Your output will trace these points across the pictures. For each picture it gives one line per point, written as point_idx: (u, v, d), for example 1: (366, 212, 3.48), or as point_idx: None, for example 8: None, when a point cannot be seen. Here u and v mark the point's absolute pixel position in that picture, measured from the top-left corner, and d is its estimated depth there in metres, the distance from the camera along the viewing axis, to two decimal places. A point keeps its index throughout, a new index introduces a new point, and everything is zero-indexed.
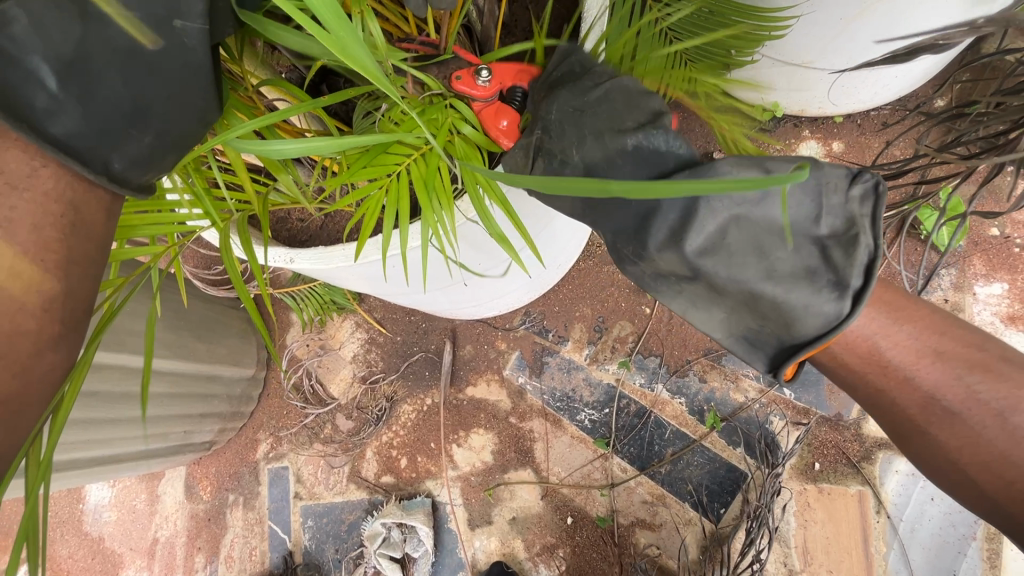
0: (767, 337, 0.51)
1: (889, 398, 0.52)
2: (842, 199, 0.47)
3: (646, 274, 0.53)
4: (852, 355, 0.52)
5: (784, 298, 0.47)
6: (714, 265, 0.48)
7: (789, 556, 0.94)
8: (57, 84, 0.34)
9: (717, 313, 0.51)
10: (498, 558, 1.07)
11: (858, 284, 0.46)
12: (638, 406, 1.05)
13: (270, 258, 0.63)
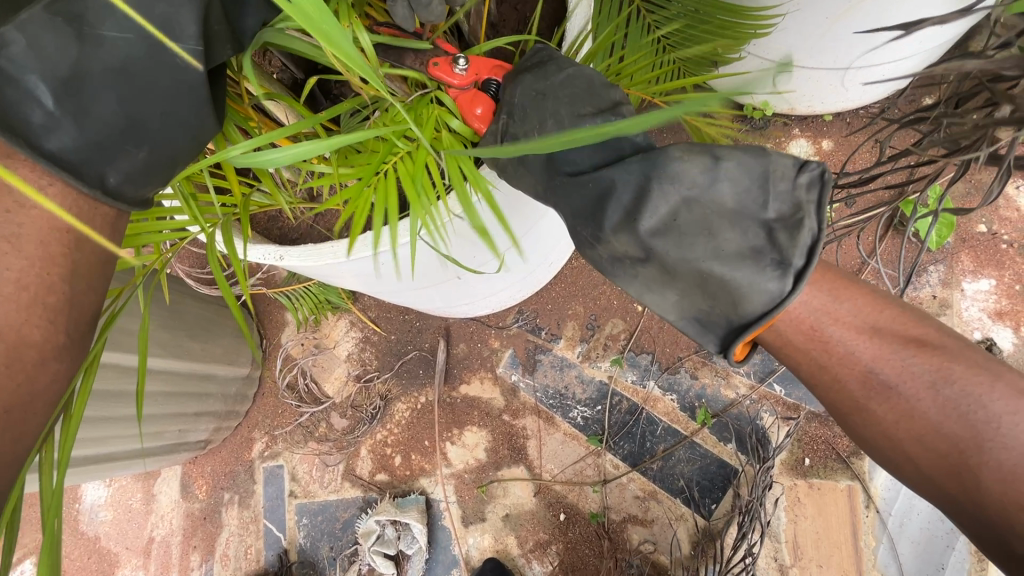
0: (717, 319, 0.51)
1: (832, 372, 0.54)
2: (790, 185, 0.49)
3: (603, 258, 0.54)
4: (797, 334, 0.54)
5: (729, 276, 0.48)
6: (663, 247, 0.50)
7: (779, 551, 0.95)
8: (52, 100, 0.37)
9: (671, 295, 0.52)
10: (492, 554, 1.08)
11: (798, 265, 0.47)
12: (631, 403, 1.06)
13: (259, 257, 0.63)
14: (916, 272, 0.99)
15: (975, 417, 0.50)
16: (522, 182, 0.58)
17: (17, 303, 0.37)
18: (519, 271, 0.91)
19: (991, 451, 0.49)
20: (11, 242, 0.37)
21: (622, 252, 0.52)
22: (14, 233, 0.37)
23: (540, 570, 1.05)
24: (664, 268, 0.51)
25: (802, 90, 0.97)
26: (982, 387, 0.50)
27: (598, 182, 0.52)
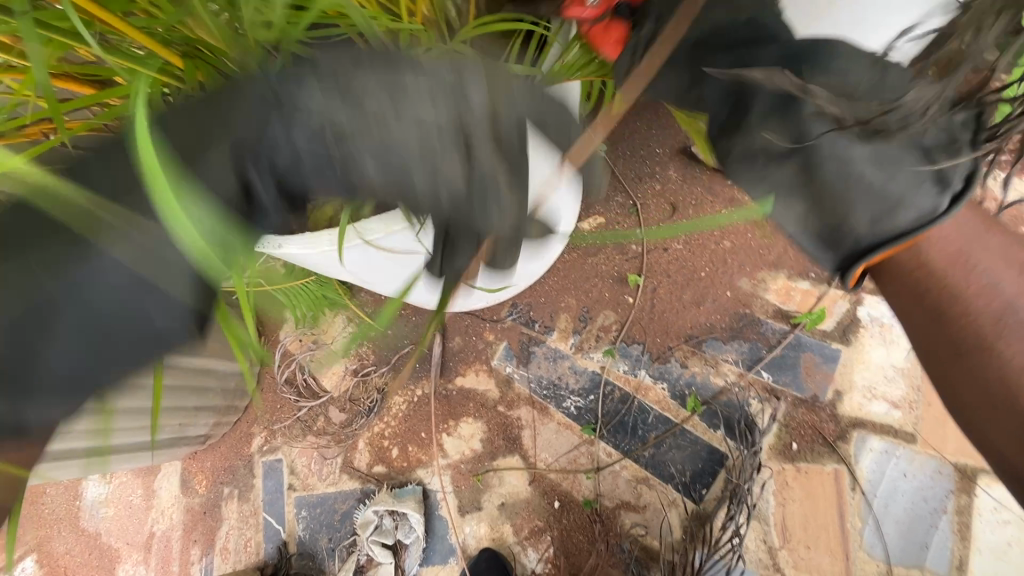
0: (845, 235, 0.56)
1: (965, 303, 0.57)
2: (949, 120, 0.52)
3: (738, 151, 0.60)
4: (940, 259, 0.57)
5: (877, 183, 0.53)
6: (848, 153, 0.54)
7: (768, 533, 0.97)
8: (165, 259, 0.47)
9: (797, 205, 0.58)
10: (488, 543, 1.10)
11: (959, 188, 0.51)
12: (623, 392, 1.08)
13: (260, 246, 0.65)
14: None
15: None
16: (670, 79, 0.66)
17: None
18: (512, 263, 0.94)
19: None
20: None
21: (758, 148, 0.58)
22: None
23: (535, 557, 1.07)
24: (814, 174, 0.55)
25: None
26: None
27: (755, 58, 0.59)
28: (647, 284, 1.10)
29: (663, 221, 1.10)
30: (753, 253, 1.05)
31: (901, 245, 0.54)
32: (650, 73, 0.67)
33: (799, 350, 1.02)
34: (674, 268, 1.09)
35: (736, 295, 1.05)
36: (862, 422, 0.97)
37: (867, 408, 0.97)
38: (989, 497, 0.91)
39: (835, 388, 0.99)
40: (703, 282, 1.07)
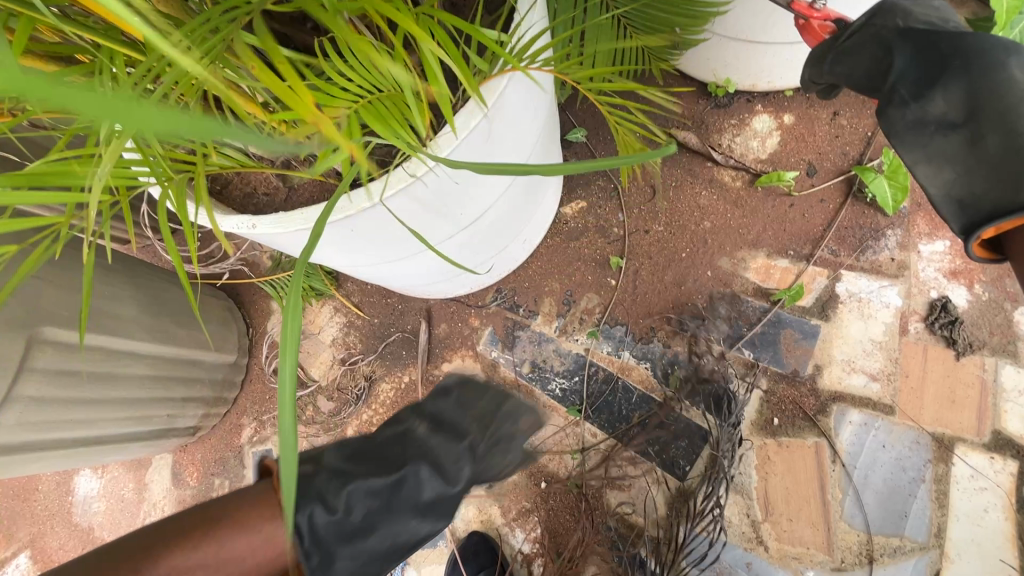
0: (985, 203, 0.57)
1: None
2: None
3: (905, 120, 0.62)
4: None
5: None
6: (1021, 128, 0.54)
7: (751, 507, 0.98)
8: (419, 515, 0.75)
9: (948, 173, 0.60)
10: (476, 526, 1.11)
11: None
12: (606, 372, 1.10)
13: (233, 226, 0.66)
14: (875, 236, 1.01)
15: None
16: (857, 59, 0.66)
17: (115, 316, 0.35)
18: (490, 242, 0.95)
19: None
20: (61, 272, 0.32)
21: (931, 118, 0.60)
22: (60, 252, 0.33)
23: (523, 537, 1.08)
24: (974, 145, 0.57)
25: (760, 66, 0.98)
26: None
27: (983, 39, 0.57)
28: (629, 265, 1.11)
29: (643, 204, 1.11)
30: (732, 233, 1.07)
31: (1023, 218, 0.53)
32: (841, 51, 0.67)
33: (779, 327, 1.03)
34: (655, 250, 1.10)
35: (716, 275, 1.07)
36: (842, 395, 0.98)
37: (846, 381, 0.99)
38: (965, 465, 0.93)
39: (815, 363, 1.00)
40: (684, 263, 1.08)
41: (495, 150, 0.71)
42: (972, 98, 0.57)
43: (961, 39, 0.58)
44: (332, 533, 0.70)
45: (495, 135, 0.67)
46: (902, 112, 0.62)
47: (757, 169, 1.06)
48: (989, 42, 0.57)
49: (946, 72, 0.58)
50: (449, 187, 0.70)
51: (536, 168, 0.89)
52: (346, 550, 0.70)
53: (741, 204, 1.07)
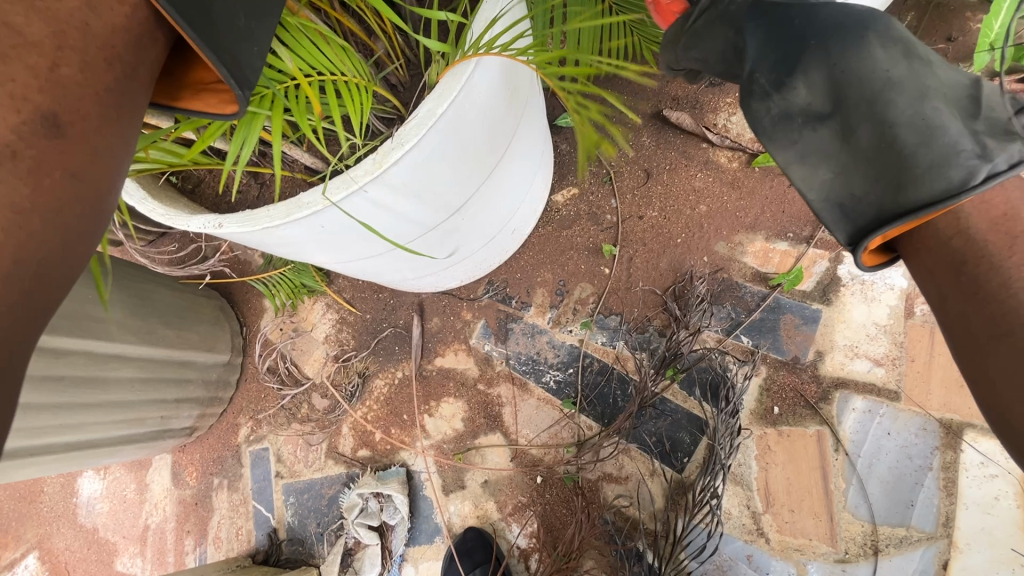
0: (866, 206, 0.60)
1: (1002, 275, 0.55)
2: (1005, 117, 0.57)
3: (772, 115, 0.64)
4: (979, 225, 0.57)
5: (912, 152, 0.57)
6: (889, 120, 0.58)
7: (752, 499, 0.95)
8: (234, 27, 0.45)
9: (823, 173, 0.63)
10: (473, 521, 1.09)
11: (999, 168, 0.54)
12: (601, 363, 1.07)
13: (198, 227, 0.64)
14: None
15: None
16: (709, 38, 0.69)
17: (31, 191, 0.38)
18: (476, 236, 0.93)
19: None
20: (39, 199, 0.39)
21: (798, 112, 0.63)
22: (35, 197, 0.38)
23: (519, 532, 1.06)
24: (847, 141, 0.61)
25: None
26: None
27: (828, 19, 0.61)
28: (623, 253, 1.08)
29: (636, 188, 1.07)
30: (729, 216, 1.03)
31: (916, 219, 0.56)
32: (694, 33, 0.70)
33: (778, 312, 0.99)
34: (649, 236, 1.07)
35: (712, 260, 1.03)
36: (844, 381, 0.95)
37: (849, 367, 0.95)
38: (975, 451, 0.89)
39: (817, 349, 0.97)
40: (679, 250, 1.05)
41: (461, 143, 0.67)
42: (836, 92, 0.61)
43: (805, 27, 0.62)
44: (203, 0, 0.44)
45: (458, 128, 0.63)
46: (770, 106, 0.64)
47: (754, 148, 1.02)
48: (846, 22, 0.60)
49: (801, 63, 0.62)
50: (412, 184, 0.66)
51: (513, 160, 0.85)
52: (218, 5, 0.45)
53: (738, 185, 1.03)
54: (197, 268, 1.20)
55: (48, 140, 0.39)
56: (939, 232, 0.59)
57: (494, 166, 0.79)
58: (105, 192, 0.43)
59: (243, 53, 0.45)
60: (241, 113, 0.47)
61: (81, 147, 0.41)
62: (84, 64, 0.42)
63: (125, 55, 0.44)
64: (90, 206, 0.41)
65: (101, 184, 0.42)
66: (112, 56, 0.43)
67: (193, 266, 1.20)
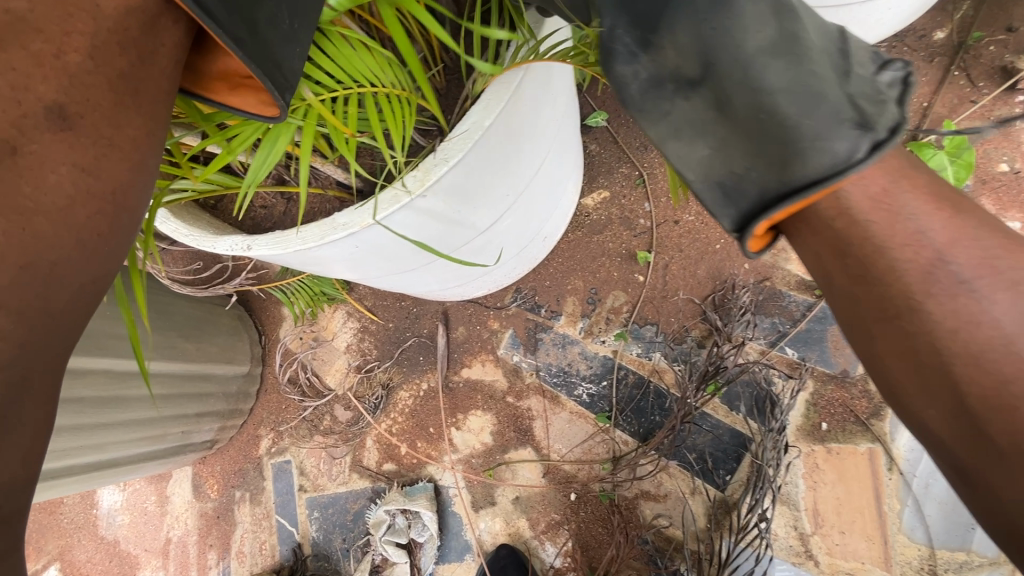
0: (748, 185, 0.46)
1: (888, 257, 0.45)
2: (875, 81, 0.46)
3: (638, 78, 0.50)
4: (862, 204, 0.45)
5: (794, 120, 0.44)
6: (763, 83, 0.45)
7: (799, 519, 0.91)
8: (273, 26, 0.41)
9: (700, 148, 0.48)
10: (504, 539, 1.06)
11: (883, 137, 0.42)
12: (637, 376, 1.03)
13: (228, 249, 0.59)
14: None
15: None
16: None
17: (29, 187, 0.37)
18: (510, 245, 0.88)
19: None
20: (34, 191, 0.37)
21: (665, 73, 0.49)
22: (35, 199, 0.37)
23: (553, 551, 1.03)
24: (723, 110, 0.47)
25: None
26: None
27: None
28: (658, 260, 1.03)
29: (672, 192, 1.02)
30: None
31: (808, 199, 0.43)
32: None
33: (826, 323, 0.94)
34: (687, 241, 1.02)
35: (755, 267, 0.98)
36: None
37: None
38: None
39: None
40: (718, 256, 1.00)
41: (505, 153, 0.62)
42: (704, 49, 0.47)
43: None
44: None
45: (504, 137, 0.59)
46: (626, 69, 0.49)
47: None
48: None
49: (661, 19, 0.48)
50: (454, 200, 0.62)
51: (551, 167, 0.80)
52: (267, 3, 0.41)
53: None
54: (221, 290, 1.10)
55: (52, 134, 0.38)
56: (822, 211, 0.46)
57: (533, 174, 0.75)
58: (120, 183, 0.41)
59: (284, 53, 0.42)
60: (281, 117, 0.44)
61: (88, 139, 0.40)
62: (94, 49, 0.40)
63: (138, 37, 0.41)
64: (104, 199, 0.41)
65: (116, 174, 0.41)
66: (124, 39, 0.41)
67: (216, 286, 1.11)
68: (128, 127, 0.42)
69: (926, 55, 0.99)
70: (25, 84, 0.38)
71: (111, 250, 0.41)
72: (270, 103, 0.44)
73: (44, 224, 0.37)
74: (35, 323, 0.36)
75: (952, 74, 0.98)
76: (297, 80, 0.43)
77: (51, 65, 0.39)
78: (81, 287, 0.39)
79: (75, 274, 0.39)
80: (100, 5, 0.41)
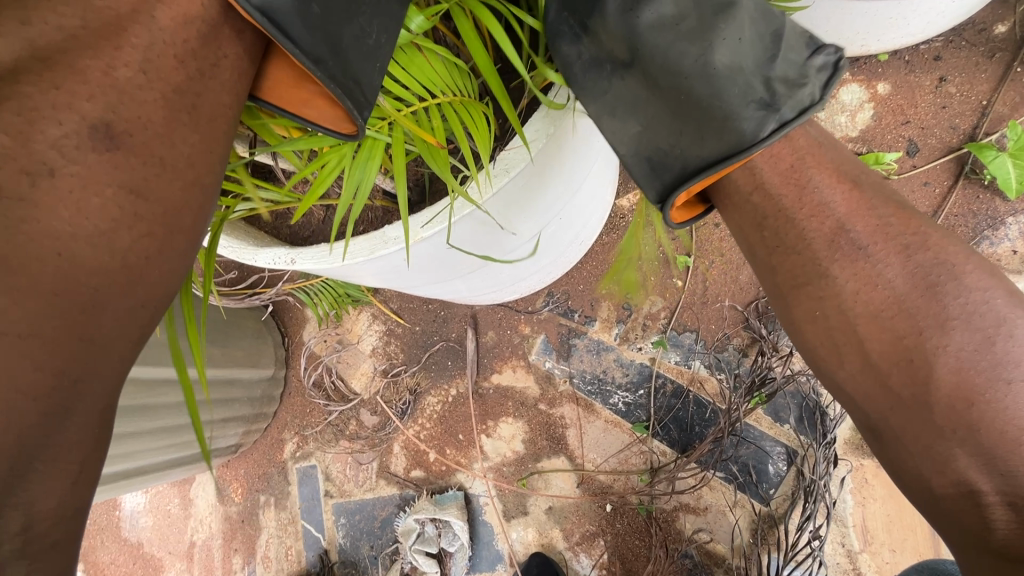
0: (672, 160, 0.52)
1: (799, 227, 0.53)
2: (802, 60, 0.50)
3: (583, 59, 0.53)
4: (773, 177, 0.53)
5: (712, 103, 0.50)
6: (685, 69, 0.51)
7: (847, 536, 0.88)
8: (352, 49, 0.44)
9: (633, 126, 0.54)
10: (537, 549, 1.03)
11: (786, 117, 0.48)
12: (675, 385, 1.00)
13: (270, 262, 0.57)
14: (993, 224, 0.92)
15: (945, 293, 0.49)
16: None
17: (74, 211, 0.36)
18: (550, 251, 0.85)
19: (955, 333, 0.48)
20: (79, 212, 0.36)
21: (604, 55, 0.53)
22: (76, 222, 0.36)
23: (589, 563, 1.01)
24: (653, 91, 0.53)
25: (856, 30, 0.87)
26: (976, 278, 0.49)
27: None
28: (698, 265, 0.99)
29: None
30: None
31: (720, 171, 0.50)
32: None
33: None
34: (728, 245, 0.97)
35: None
36: None
37: None
38: None
39: None
40: None
41: (559, 162, 0.61)
42: (633, 35, 0.52)
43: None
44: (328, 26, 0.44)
45: (559, 144, 0.57)
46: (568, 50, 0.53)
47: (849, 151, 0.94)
48: None
49: (599, 7, 0.52)
50: (505, 209, 0.59)
51: (597, 171, 0.77)
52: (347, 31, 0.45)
53: None
54: (259, 300, 1.13)
55: (98, 154, 0.38)
56: (738, 186, 0.54)
57: (580, 180, 0.72)
58: (171, 206, 0.41)
59: (363, 70, 0.45)
60: (358, 135, 0.45)
61: (138, 159, 0.39)
62: (146, 63, 0.41)
63: (198, 49, 0.43)
64: (154, 222, 0.40)
65: (168, 196, 0.41)
66: (182, 52, 0.42)
67: (252, 298, 1.14)
68: (183, 145, 0.42)
69: (985, 49, 0.94)
70: (66, 102, 0.37)
71: (158, 275, 0.40)
72: (345, 120, 0.45)
73: (85, 249, 0.36)
74: (76, 351, 0.35)
75: (1014, 70, 0.93)
76: (374, 96, 0.45)
77: (99, 81, 0.38)
78: (130, 310, 0.38)
79: (118, 301, 0.37)
80: (157, 16, 0.42)
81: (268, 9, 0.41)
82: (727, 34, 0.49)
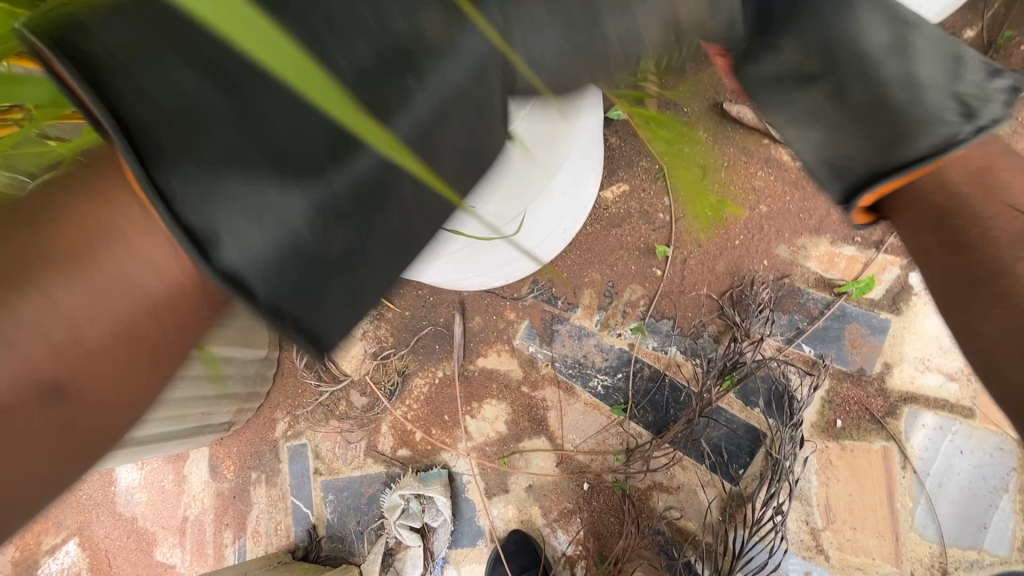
0: (854, 164, 0.53)
1: (979, 228, 0.53)
2: (980, 80, 0.52)
3: (760, 77, 0.52)
4: (959, 177, 0.53)
5: (905, 111, 0.51)
6: (877, 78, 0.51)
7: (811, 514, 0.94)
8: (343, 294, 0.38)
9: (813, 134, 0.53)
10: (517, 525, 1.08)
11: (984, 124, 0.50)
12: (653, 369, 1.04)
13: None
14: None
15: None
16: None
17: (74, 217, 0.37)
18: (533, 237, 0.89)
19: None
20: None
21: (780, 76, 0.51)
22: None
23: (566, 538, 1.05)
24: (838, 99, 0.52)
25: None
26: None
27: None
28: (676, 255, 1.03)
29: None
30: (792, 217, 0.97)
31: (915, 173, 0.51)
32: None
33: (844, 321, 0.96)
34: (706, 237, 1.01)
35: (774, 264, 0.98)
36: (914, 396, 0.92)
37: (919, 381, 0.92)
38: None
39: (884, 360, 0.93)
40: (738, 251, 0.99)
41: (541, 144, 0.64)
42: (828, 48, 0.51)
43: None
44: (313, 273, 0.35)
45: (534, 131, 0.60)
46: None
47: None
48: None
49: (793, 17, 0.50)
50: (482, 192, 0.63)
51: (576, 161, 0.80)
52: (335, 284, 0.37)
53: (803, 184, 0.95)
54: None
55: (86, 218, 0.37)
56: (921, 187, 0.53)
57: (558, 168, 0.75)
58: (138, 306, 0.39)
59: (341, 308, 0.38)
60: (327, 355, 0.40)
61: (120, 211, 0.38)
62: None
63: None
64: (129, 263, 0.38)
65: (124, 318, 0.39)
66: None
67: None
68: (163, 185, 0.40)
69: None
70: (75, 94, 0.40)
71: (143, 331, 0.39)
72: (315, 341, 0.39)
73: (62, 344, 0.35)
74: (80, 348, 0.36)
75: None
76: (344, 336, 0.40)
77: None
78: None
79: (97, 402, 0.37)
80: None
81: (240, 274, 0.32)
82: (935, 53, 0.53)
